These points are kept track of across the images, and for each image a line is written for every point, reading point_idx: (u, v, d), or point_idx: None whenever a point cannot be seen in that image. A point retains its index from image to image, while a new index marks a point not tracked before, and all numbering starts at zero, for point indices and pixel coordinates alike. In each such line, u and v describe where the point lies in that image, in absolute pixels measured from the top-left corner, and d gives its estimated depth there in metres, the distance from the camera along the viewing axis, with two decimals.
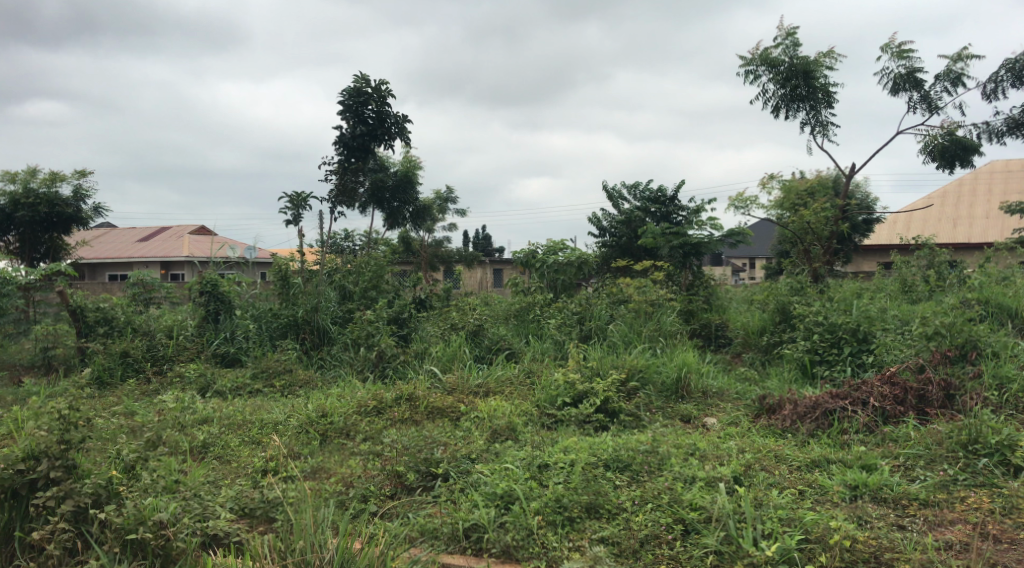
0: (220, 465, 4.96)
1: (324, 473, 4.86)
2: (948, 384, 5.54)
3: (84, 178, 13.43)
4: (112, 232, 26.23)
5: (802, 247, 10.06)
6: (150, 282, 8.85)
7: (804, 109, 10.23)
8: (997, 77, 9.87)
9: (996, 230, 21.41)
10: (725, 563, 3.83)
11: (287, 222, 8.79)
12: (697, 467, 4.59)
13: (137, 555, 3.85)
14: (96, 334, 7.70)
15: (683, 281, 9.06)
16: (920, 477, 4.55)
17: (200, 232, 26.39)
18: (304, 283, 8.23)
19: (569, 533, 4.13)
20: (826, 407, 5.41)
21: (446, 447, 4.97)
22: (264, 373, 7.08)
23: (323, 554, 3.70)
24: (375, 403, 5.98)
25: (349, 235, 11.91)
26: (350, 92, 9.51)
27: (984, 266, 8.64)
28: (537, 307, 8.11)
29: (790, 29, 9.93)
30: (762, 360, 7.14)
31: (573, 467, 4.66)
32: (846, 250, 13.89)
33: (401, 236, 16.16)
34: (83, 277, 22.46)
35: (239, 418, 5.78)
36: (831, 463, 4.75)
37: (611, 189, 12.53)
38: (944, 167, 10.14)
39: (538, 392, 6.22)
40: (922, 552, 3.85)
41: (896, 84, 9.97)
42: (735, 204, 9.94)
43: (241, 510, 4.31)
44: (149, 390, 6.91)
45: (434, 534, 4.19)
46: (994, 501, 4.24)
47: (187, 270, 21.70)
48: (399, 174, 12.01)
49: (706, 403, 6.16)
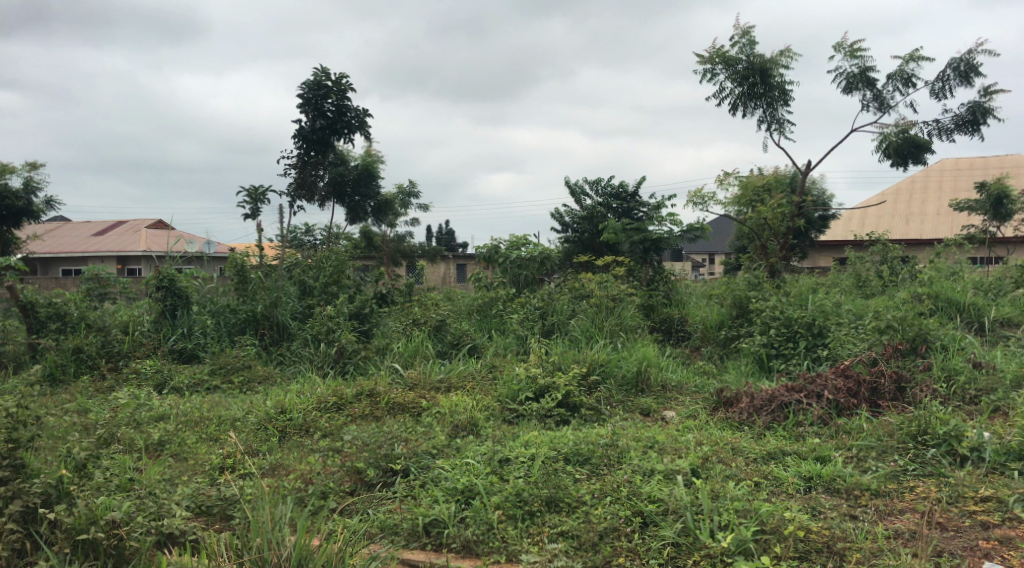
0: (176, 462, 4.87)
1: (282, 470, 4.81)
2: (899, 376, 5.68)
3: (35, 171, 13.16)
4: (65, 225, 25.61)
5: (759, 243, 10.24)
6: (106, 277, 8.69)
7: (761, 107, 10.38)
8: (945, 76, 10.12)
9: (946, 226, 22.00)
10: (683, 554, 3.87)
11: (244, 216, 8.67)
12: (656, 460, 4.65)
13: (88, 555, 3.78)
14: (48, 330, 7.52)
15: (644, 277, 9.09)
16: (871, 467, 4.65)
17: (158, 226, 25.91)
18: (262, 278, 8.14)
19: (529, 526, 4.15)
20: (781, 400, 5.51)
21: (406, 442, 4.96)
22: (222, 369, 6.99)
23: (280, 552, 3.66)
24: (335, 399, 5.93)
25: (309, 229, 11.79)
26: (309, 84, 9.38)
27: (934, 262, 8.87)
28: (499, 302, 8.09)
29: (746, 27, 10.06)
30: (720, 354, 7.24)
31: (533, 461, 4.68)
32: (803, 245, 14.13)
33: (363, 230, 16.06)
34: (35, 272, 21.93)
35: (195, 415, 5.69)
36: (786, 455, 4.84)
37: (573, 183, 12.55)
38: (897, 165, 10.36)
39: (499, 387, 6.22)
40: (872, 541, 3.94)
41: (850, 83, 10.17)
42: (694, 200, 10.04)
43: (198, 508, 4.24)
44: (104, 386, 6.78)
45: (394, 530, 4.18)
46: (941, 490, 4.36)
47: (145, 265, 21.28)
48: (360, 168, 11.90)
49: (665, 396, 6.23)
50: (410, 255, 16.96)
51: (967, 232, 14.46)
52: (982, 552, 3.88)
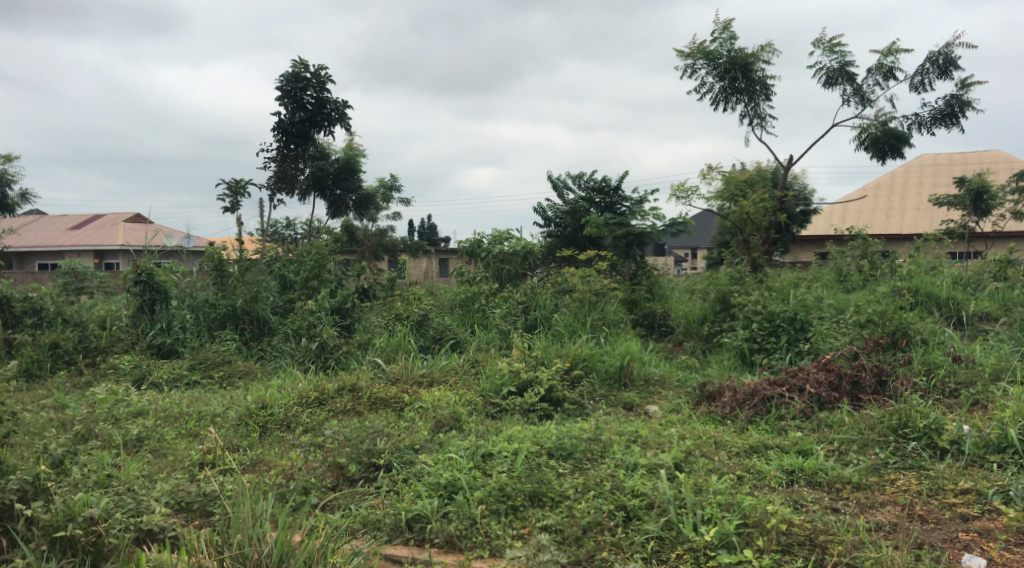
0: (155, 458, 4.81)
1: (263, 466, 4.76)
2: (880, 370, 5.72)
3: (8, 164, 12.92)
4: (40, 219, 25.33)
5: (742, 238, 10.43)
6: (82, 271, 8.57)
7: (743, 101, 10.41)
8: (923, 70, 10.20)
9: (925, 221, 22.21)
10: (666, 548, 3.88)
11: (224, 209, 8.58)
12: (639, 455, 4.65)
13: (66, 552, 3.71)
14: (24, 325, 7.41)
15: (626, 271, 9.11)
16: (853, 460, 4.68)
17: (136, 220, 25.64)
18: (242, 273, 8.06)
19: (513, 521, 4.14)
20: (764, 394, 5.54)
21: (388, 437, 4.93)
22: (202, 364, 6.91)
23: (262, 548, 3.62)
24: (317, 394, 5.89)
25: (290, 223, 11.69)
26: (288, 76, 9.29)
27: (914, 256, 8.94)
28: (482, 297, 8.04)
29: (726, 22, 10.08)
30: (703, 348, 7.26)
31: (516, 456, 4.66)
32: (785, 239, 14.21)
33: (344, 225, 15.97)
34: (11, 266, 21.69)
35: (175, 411, 5.62)
36: (769, 449, 4.86)
37: (555, 178, 12.54)
38: (878, 158, 10.42)
39: (482, 382, 6.20)
40: (854, 533, 3.96)
41: (830, 77, 10.21)
42: (676, 194, 10.05)
43: (177, 504, 4.19)
44: (81, 382, 6.69)
45: (377, 525, 4.15)
46: (921, 483, 4.39)
47: (122, 259, 21.10)
48: (341, 162, 11.82)
49: (648, 390, 6.25)
50: (392, 249, 16.89)
51: (947, 227, 14.60)
52: (961, 543, 3.91)
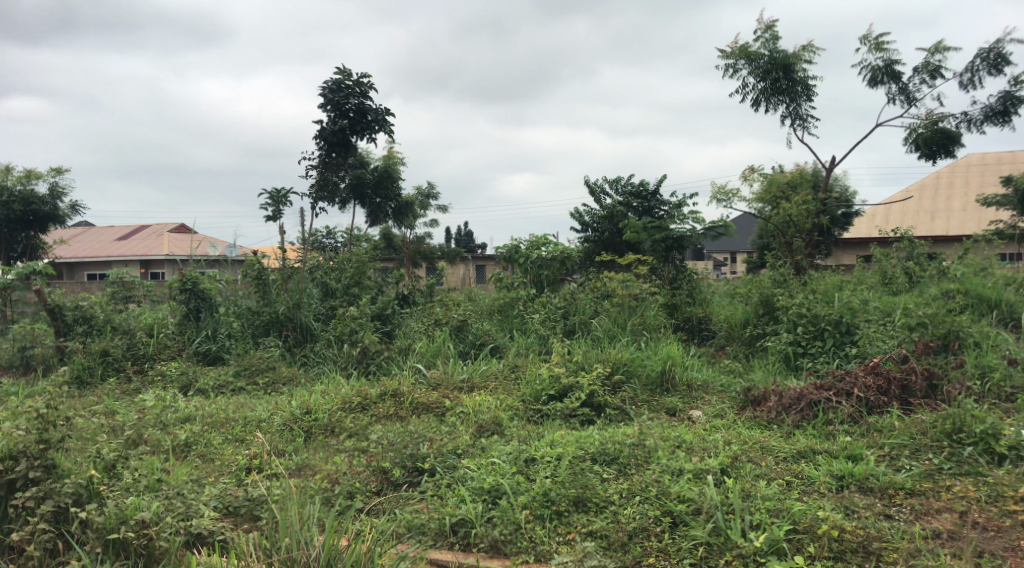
0: (203, 464, 4.89)
1: (309, 470, 4.80)
2: (931, 373, 5.58)
3: (60, 176, 13.30)
4: (89, 230, 26.05)
5: (785, 240, 10.21)
6: (130, 281, 8.74)
7: (784, 102, 10.29)
8: (974, 67, 9.96)
9: (973, 222, 21.65)
10: (715, 554, 3.82)
11: (266, 218, 8.68)
12: (684, 460, 4.59)
13: (120, 555, 3.79)
14: (75, 333, 7.58)
15: (665, 275, 9.05)
16: (905, 466, 4.58)
17: (179, 229, 26.13)
18: (283, 280, 8.13)
19: (558, 526, 4.11)
20: (810, 399, 5.43)
21: (431, 442, 4.94)
22: (246, 371, 7.01)
23: (309, 551, 3.64)
24: (359, 400, 5.93)
25: (331, 231, 11.78)
26: (331, 83, 9.40)
27: (964, 258, 8.72)
28: (520, 303, 8.04)
29: (770, 23, 10.00)
30: (746, 352, 7.16)
31: (560, 461, 4.63)
32: (828, 241, 14.01)
33: (383, 233, 16.20)
34: (61, 277, 22.31)
35: (221, 416, 5.72)
36: (817, 454, 4.77)
37: (593, 182, 12.52)
38: (925, 157, 10.25)
39: (523, 387, 6.20)
40: (910, 541, 3.87)
41: (876, 77, 10.05)
42: (718, 196, 9.96)
43: (225, 508, 4.26)
44: (130, 389, 6.81)
45: (421, 529, 4.16)
46: (979, 490, 4.28)
47: (168, 268, 21.51)
48: (379, 170, 11.89)
49: (691, 395, 6.17)
50: (430, 257, 17.09)
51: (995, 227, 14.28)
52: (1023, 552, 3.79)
